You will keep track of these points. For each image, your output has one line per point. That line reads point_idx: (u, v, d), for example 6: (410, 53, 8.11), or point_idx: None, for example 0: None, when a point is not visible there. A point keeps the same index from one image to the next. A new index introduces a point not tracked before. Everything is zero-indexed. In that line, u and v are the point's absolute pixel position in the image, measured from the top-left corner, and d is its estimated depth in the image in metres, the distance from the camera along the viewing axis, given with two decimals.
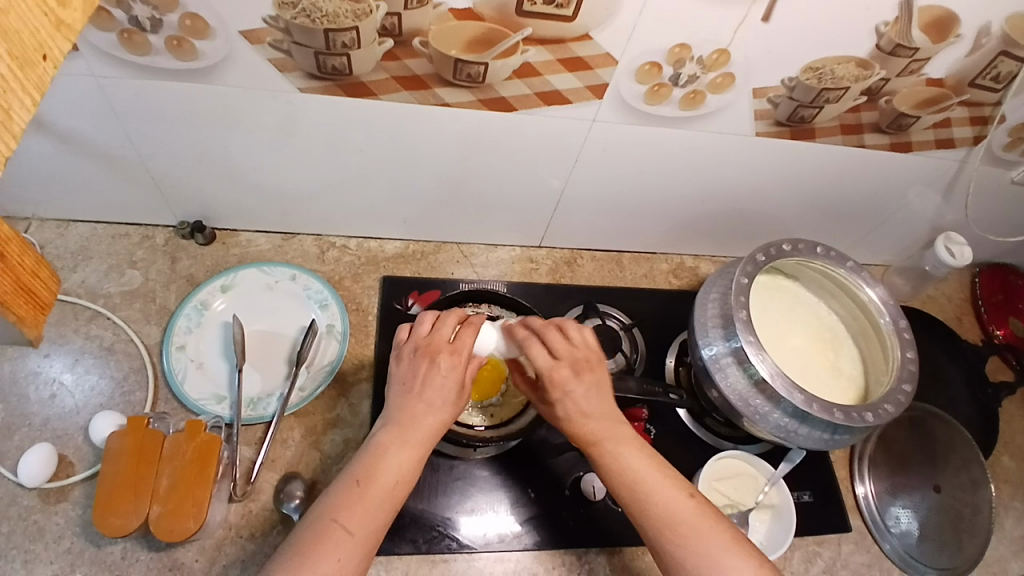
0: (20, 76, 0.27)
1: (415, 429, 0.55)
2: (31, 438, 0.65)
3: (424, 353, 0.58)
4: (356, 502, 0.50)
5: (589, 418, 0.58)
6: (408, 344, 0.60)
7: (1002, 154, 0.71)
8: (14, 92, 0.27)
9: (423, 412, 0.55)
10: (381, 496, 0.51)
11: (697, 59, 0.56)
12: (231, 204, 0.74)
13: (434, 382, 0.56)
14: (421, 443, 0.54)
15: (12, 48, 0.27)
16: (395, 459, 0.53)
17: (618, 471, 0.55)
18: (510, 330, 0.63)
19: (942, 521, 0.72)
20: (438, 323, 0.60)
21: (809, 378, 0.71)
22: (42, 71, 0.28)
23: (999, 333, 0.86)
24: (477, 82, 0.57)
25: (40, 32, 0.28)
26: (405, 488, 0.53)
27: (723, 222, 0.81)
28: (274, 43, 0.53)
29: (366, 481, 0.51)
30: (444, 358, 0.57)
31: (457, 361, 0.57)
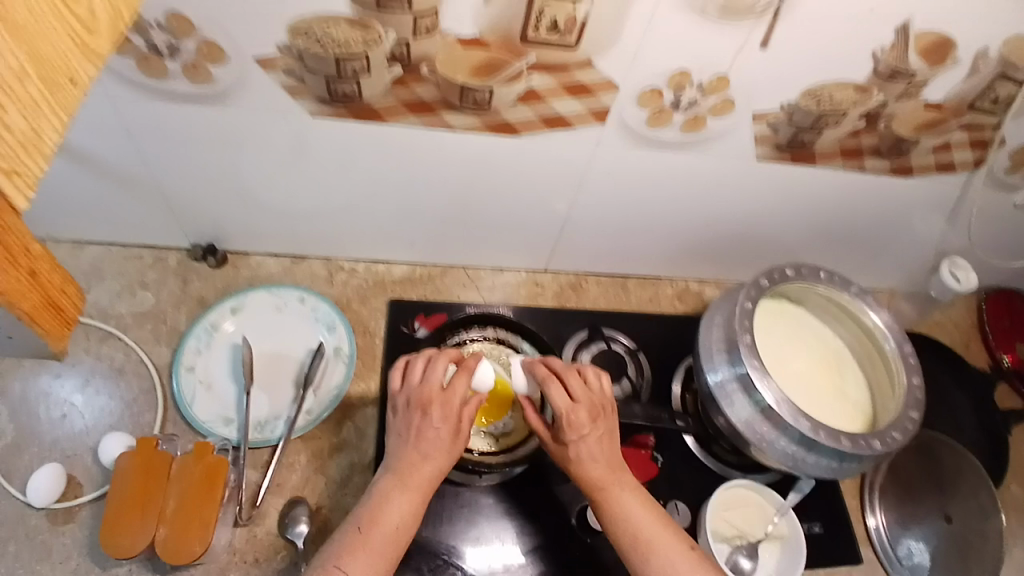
0: (48, 99, 0.28)
1: (415, 475, 0.58)
2: (39, 458, 0.65)
3: (418, 405, 0.60)
4: (359, 549, 0.52)
5: (595, 462, 0.60)
6: (402, 393, 0.62)
7: (1005, 177, 0.72)
8: (43, 114, 0.28)
9: (420, 460, 0.58)
10: (383, 542, 0.53)
11: (698, 84, 0.57)
12: (242, 226, 0.76)
13: (428, 432, 0.59)
14: (419, 489, 0.57)
15: (41, 72, 0.28)
16: (394, 506, 0.55)
17: (619, 517, 0.58)
18: (532, 367, 0.66)
19: (951, 549, 0.70)
20: (429, 367, 0.62)
21: (819, 402, 0.70)
22: (67, 92, 0.29)
23: (1007, 359, 0.85)
24: (483, 107, 0.59)
25: (67, 55, 0.29)
26: (406, 535, 0.55)
27: (728, 245, 0.81)
28: (288, 69, 0.55)
29: (368, 527, 0.54)
30: (436, 409, 0.60)
31: (451, 410, 0.60)
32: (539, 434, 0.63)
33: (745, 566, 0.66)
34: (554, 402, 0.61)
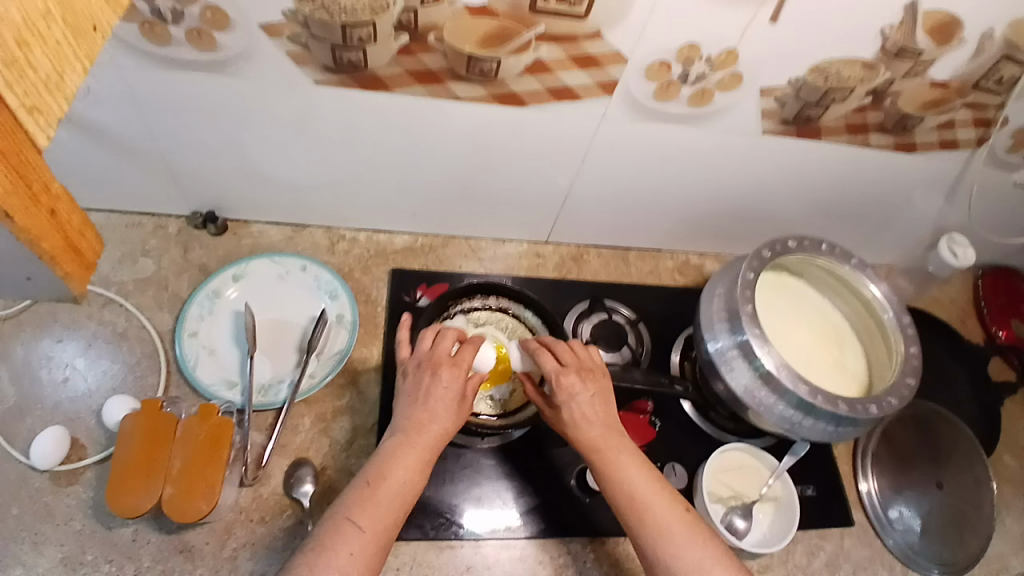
0: (72, 45, 0.25)
1: (423, 433, 0.59)
2: (42, 422, 0.65)
3: (427, 367, 0.62)
4: (366, 500, 0.54)
5: (596, 425, 0.61)
6: (412, 360, 0.64)
7: (1006, 156, 0.72)
8: (66, 60, 0.25)
9: (429, 418, 0.59)
10: (389, 497, 0.55)
11: (707, 58, 0.57)
12: (243, 195, 0.75)
13: (437, 391, 0.60)
14: (426, 448, 0.58)
15: (64, 15, 0.25)
16: (402, 462, 0.57)
17: (618, 477, 0.59)
18: (527, 344, 0.68)
19: (945, 518, 0.73)
20: (438, 339, 0.64)
21: (817, 371, 0.71)
22: (92, 41, 0.27)
23: (1001, 333, 0.86)
24: (489, 78, 0.58)
25: (92, 4, 0.27)
26: (412, 491, 0.56)
27: (729, 220, 0.82)
28: (294, 37, 0.54)
29: (376, 481, 0.55)
30: (445, 373, 0.61)
31: (459, 373, 0.62)
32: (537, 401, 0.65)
33: (741, 526, 0.68)
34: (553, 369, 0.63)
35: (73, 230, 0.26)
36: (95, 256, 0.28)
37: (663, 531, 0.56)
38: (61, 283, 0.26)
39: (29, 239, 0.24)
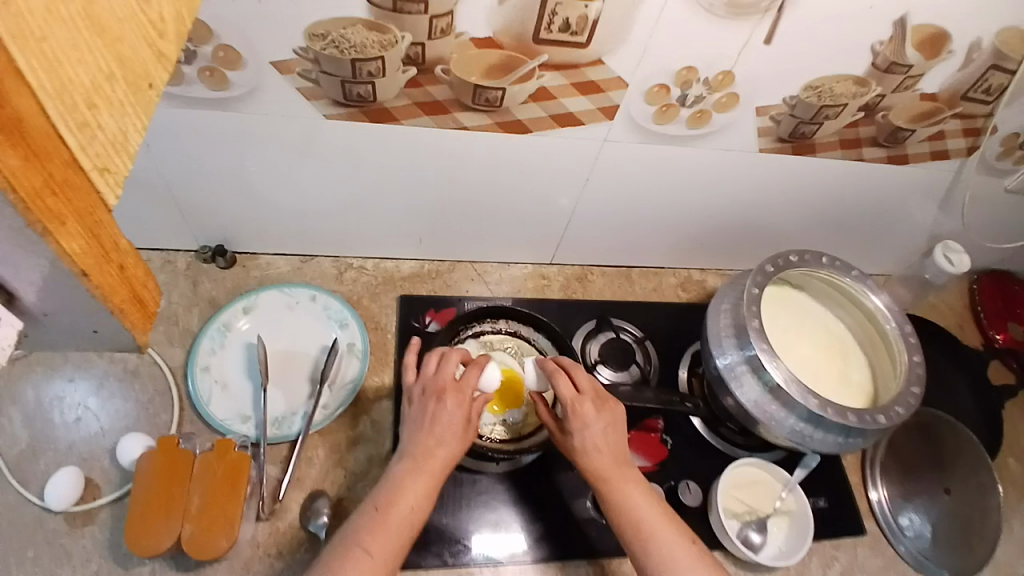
0: (132, 101, 0.23)
1: (433, 461, 0.59)
2: (56, 463, 0.63)
3: (432, 393, 0.62)
4: (377, 527, 0.54)
5: (602, 451, 0.62)
6: (418, 384, 0.64)
7: (996, 163, 0.74)
8: (128, 117, 0.23)
9: (435, 444, 0.60)
10: (397, 527, 0.54)
11: (704, 80, 0.59)
12: (252, 226, 0.76)
13: (441, 418, 0.61)
14: (434, 474, 0.58)
15: (124, 73, 0.22)
16: (409, 492, 0.56)
17: (624, 505, 0.59)
18: (542, 362, 0.68)
19: (953, 523, 0.73)
20: (443, 361, 0.64)
21: (823, 383, 0.72)
22: (147, 99, 0.24)
23: (999, 337, 0.88)
24: (495, 105, 0.60)
25: (145, 60, 0.24)
26: (419, 520, 0.56)
27: (729, 235, 0.83)
28: (304, 73, 0.56)
29: (384, 508, 0.55)
30: (451, 397, 0.62)
31: (463, 398, 0.62)
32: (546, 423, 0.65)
33: (756, 540, 0.68)
34: (562, 392, 0.64)
35: (138, 286, 0.24)
36: (158, 305, 0.26)
37: (666, 559, 0.56)
38: (124, 336, 0.24)
39: (100, 296, 0.22)
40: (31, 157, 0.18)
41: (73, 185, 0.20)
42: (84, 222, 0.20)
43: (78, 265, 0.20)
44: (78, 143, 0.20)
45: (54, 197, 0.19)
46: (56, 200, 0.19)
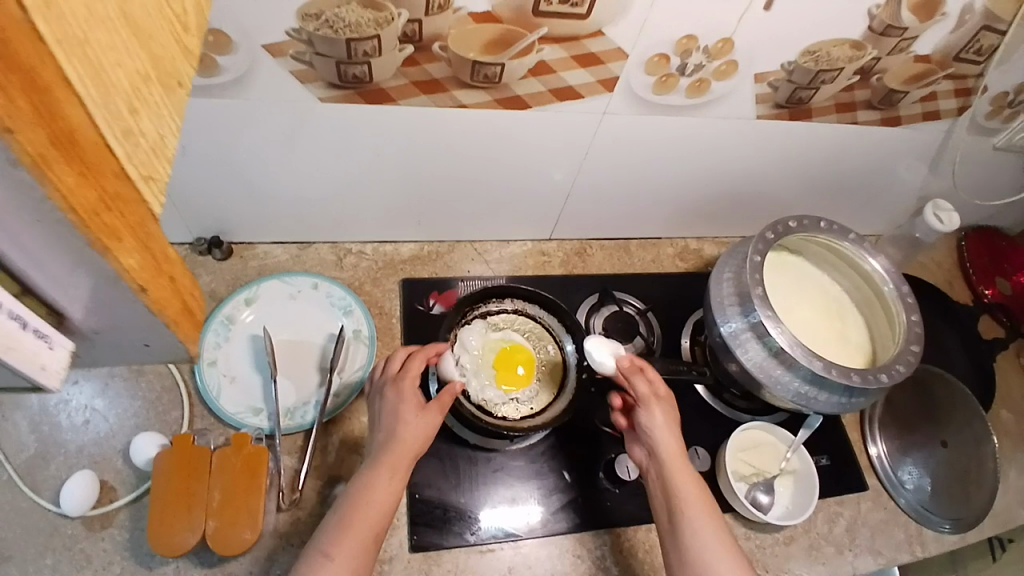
0: (166, 104, 0.23)
1: (393, 453, 0.57)
2: (68, 467, 0.62)
3: (379, 391, 0.63)
4: (343, 527, 0.53)
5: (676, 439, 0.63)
6: (377, 382, 0.64)
7: (985, 122, 0.76)
8: (165, 120, 0.23)
9: (387, 437, 0.59)
10: (360, 524, 0.53)
11: (704, 48, 0.59)
12: (248, 217, 0.74)
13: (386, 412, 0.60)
14: (388, 466, 0.57)
15: (150, 69, 0.22)
16: (371, 488, 0.55)
17: (689, 490, 0.59)
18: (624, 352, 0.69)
19: (950, 472, 0.77)
20: (390, 359, 0.65)
21: (824, 345, 0.74)
22: (175, 96, 0.24)
23: (988, 293, 0.91)
24: (494, 81, 0.59)
25: (172, 54, 0.24)
26: (387, 513, 0.55)
27: (726, 203, 0.84)
28: (297, 54, 0.54)
29: (351, 506, 0.54)
30: (392, 390, 0.61)
31: (401, 388, 0.61)
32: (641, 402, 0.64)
33: (765, 500, 0.70)
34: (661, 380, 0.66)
35: None
36: None
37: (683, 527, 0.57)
38: None
39: (156, 308, 0.23)
40: (87, 177, 0.19)
41: (127, 199, 0.21)
42: (136, 236, 0.22)
43: (136, 278, 0.22)
44: (132, 156, 0.21)
45: (108, 212, 0.20)
46: (113, 217, 0.20)
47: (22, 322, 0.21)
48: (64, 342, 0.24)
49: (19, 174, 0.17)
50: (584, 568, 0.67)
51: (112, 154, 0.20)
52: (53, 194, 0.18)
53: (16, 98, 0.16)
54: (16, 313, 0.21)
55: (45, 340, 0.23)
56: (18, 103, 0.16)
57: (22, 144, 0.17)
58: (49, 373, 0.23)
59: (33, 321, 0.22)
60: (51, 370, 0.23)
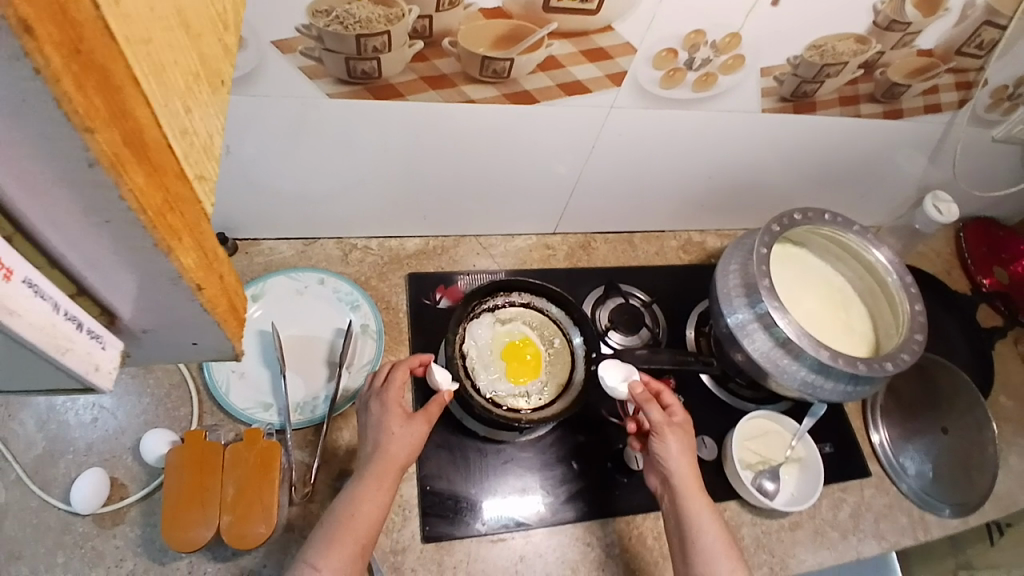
0: (213, 102, 0.25)
1: (381, 463, 0.58)
2: (77, 465, 0.62)
3: (365, 401, 0.63)
4: (332, 539, 0.54)
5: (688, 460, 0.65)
6: (364, 394, 0.64)
7: (985, 115, 0.77)
8: (212, 118, 0.25)
9: (372, 450, 0.59)
10: (349, 535, 0.54)
11: (711, 42, 0.59)
12: (253, 215, 0.73)
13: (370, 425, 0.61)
14: (374, 477, 0.57)
15: (203, 71, 0.24)
16: (358, 499, 0.56)
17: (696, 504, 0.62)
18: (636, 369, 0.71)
19: (952, 459, 0.78)
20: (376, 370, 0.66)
21: (828, 335, 0.75)
22: (221, 97, 0.26)
23: (986, 282, 0.92)
24: (502, 77, 0.59)
25: (218, 58, 0.26)
26: (374, 523, 0.56)
27: (729, 196, 0.84)
28: (306, 51, 0.54)
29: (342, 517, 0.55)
30: (375, 403, 0.62)
31: (385, 399, 0.62)
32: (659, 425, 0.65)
33: (770, 487, 0.72)
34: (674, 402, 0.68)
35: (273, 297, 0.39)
36: None
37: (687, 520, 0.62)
38: None
39: (206, 306, 0.25)
40: (153, 173, 0.20)
41: (184, 198, 0.23)
42: (193, 238, 0.23)
43: (193, 276, 0.24)
44: (186, 154, 0.23)
45: (171, 213, 0.22)
46: (175, 219, 0.22)
47: (76, 322, 0.23)
48: (114, 342, 0.25)
49: (97, 172, 0.18)
50: (593, 556, 0.68)
51: (172, 151, 0.22)
52: (127, 192, 0.19)
53: (93, 96, 0.17)
54: (72, 315, 0.22)
55: (96, 340, 0.24)
56: (96, 102, 0.17)
57: (102, 143, 0.18)
58: (101, 374, 0.24)
59: (85, 323, 0.23)
60: (102, 370, 0.25)
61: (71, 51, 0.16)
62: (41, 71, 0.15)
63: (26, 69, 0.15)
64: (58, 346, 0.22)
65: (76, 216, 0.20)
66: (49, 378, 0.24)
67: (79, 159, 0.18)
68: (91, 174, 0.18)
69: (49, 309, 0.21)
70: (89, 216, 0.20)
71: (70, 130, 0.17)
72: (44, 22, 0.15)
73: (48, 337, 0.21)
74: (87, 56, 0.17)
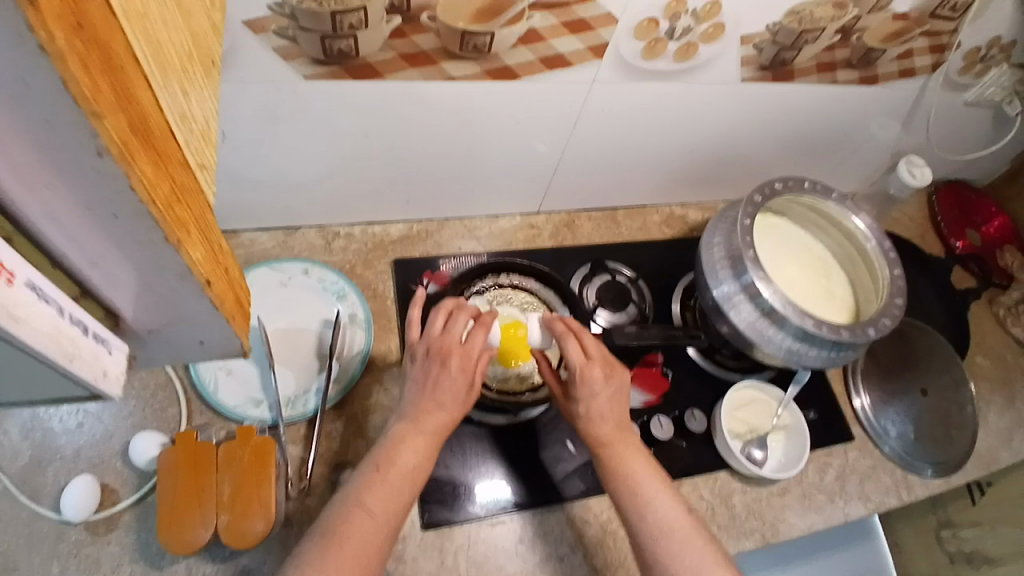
0: (206, 81, 0.26)
1: (432, 419, 0.58)
2: (66, 472, 0.60)
3: (437, 355, 0.60)
4: (377, 485, 0.53)
5: (605, 419, 0.62)
6: (422, 343, 0.62)
7: (958, 79, 0.79)
8: (205, 100, 0.26)
9: (435, 408, 0.59)
10: (399, 484, 0.54)
11: (693, 11, 0.59)
12: (232, 205, 0.71)
13: (446, 383, 0.59)
14: (429, 434, 0.58)
15: (196, 51, 0.25)
16: (407, 450, 0.56)
17: (619, 470, 0.60)
18: (550, 322, 0.67)
19: (932, 418, 0.81)
20: (450, 321, 0.63)
21: (810, 301, 0.76)
22: (211, 75, 0.27)
23: (959, 244, 0.95)
24: (483, 52, 0.58)
25: (206, 38, 0.27)
26: (420, 477, 0.56)
27: (710, 168, 0.85)
28: (280, 30, 0.51)
29: (385, 468, 0.54)
30: (456, 360, 0.60)
31: (467, 362, 0.61)
32: (552, 386, 0.66)
33: (759, 456, 0.73)
34: (569, 358, 0.63)
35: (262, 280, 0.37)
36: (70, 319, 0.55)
37: (650, 511, 0.57)
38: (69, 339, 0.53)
39: (217, 301, 0.26)
40: (159, 161, 0.21)
41: (188, 186, 0.24)
42: (198, 228, 0.24)
43: (202, 270, 0.24)
44: (186, 140, 0.24)
45: (179, 204, 0.22)
46: (181, 209, 0.23)
47: (80, 326, 0.23)
48: (119, 345, 0.26)
49: (109, 161, 0.18)
50: (593, 532, 0.69)
51: (172, 136, 0.22)
52: (136, 183, 0.19)
53: (98, 78, 0.17)
54: (75, 317, 0.23)
55: (101, 343, 0.24)
56: (102, 85, 0.17)
57: (109, 128, 0.18)
58: (109, 380, 0.25)
59: (90, 327, 0.24)
60: (109, 375, 0.25)
61: (72, 26, 0.16)
62: (47, 49, 0.15)
63: (33, 45, 0.15)
64: (67, 349, 0.22)
65: (83, 213, 0.20)
66: (56, 390, 0.24)
67: (88, 148, 0.18)
68: (100, 162, 0.18)
69: (54, 312, 0.21)
70: (95, 211, 0.20)
71: (78, 114, 0.17)
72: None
73: (57, 340, 0.21)
74: (89, 30, 0.17)
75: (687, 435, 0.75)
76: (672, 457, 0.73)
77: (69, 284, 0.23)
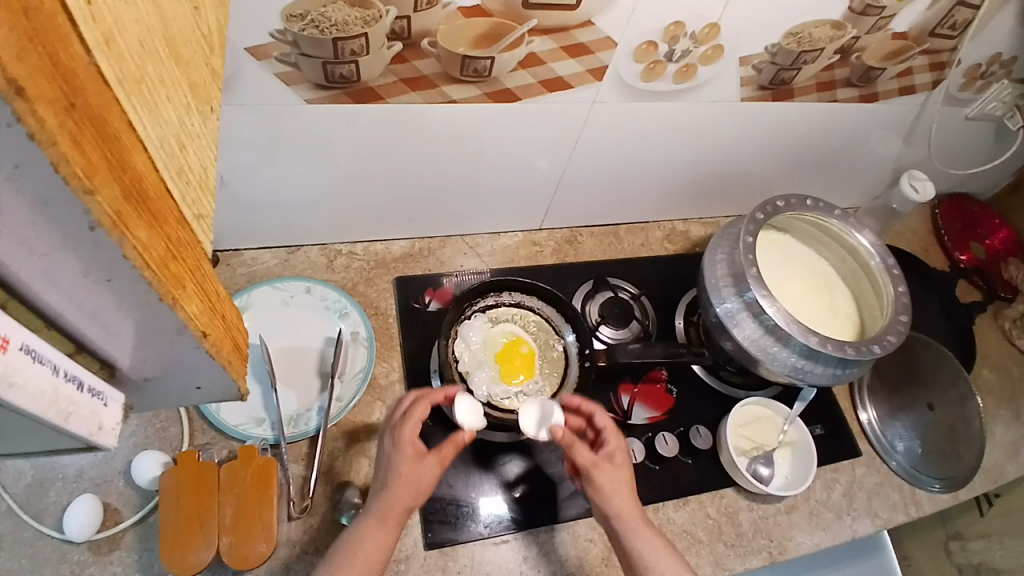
0: (204, 130, 0.27)
1: (385, 502, 0.56)
2: (68, 493, 0.61)
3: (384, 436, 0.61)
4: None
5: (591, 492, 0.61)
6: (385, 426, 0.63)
7: (958, 94, 0.79)
8: (204, 150, 0.27)
9: (381, 488, 0.57)
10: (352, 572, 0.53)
11: (691, 34, 0.60)
12: (232, 226, 0.71)
13: (386, 463, 0.59)
14: (382, 517, 0.56)
15: (194, 100, 0.26)
16: (362, 536, 0.55)
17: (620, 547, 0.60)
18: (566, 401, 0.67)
19: (940, 433, 0.80)
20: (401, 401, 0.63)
21: (814, 317, 0.76)
22: (211, 120, 0.28)
23: (963, 258, 0.95)
24: (484, 76, 0.59)
25: (205, 83, 0.27)
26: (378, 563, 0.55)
27: (712, 184, 0.85)
28: (282, 57, 0.52)
29: (342, 556, 0.54)
30: (393, 438, 0.60)
31: (404, 437, 0.59)
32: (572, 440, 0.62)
33: (766, 473, 0.73)
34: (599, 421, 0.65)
35: None
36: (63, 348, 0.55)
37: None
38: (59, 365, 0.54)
39: (213, 351, 0.26)
40: (156, 224, 0.21)
41: (184, 241, 0.24)
42: (193, 280, 0.24)
43: (197, 323, 0.25)
44: (183, 194, 0.24)
45: (176, 261, 0.23)
46: (177, 266, 0.23)
47: (76, 382, 0.23)
48: (115, 397, 0.26)
49: (101, 235, 0.19)
50: (597, 551, 0.69)
51: (168, 194, 0.23)
52: (129, 251, 0.20)
53: (90, 153, 0.17)
54: (71, 375, 0.23)
55: (98, 398, 0.24)
56: (94, 160, 0.18)
57: (102, 203, 0.18)
58: (105, 433, 0.25)
59: (86, 381, 0.24)
60: (106, 428, 0.25)
61: (64, 107, 0.16)
62: (34, 134, 0.16)
63: (19, 133, 0.15)
64: (62, 409, 0.22)
65: (78, 277, 0.20)
66: (54, 439, 0.25)
67: (82, 223, 0.18)
68: (93, 235, 0.19)
69: (49, 372, 0.21)
70: (91, 275, 0.20)
71: (70, 192, 0.17)
72: (36, 79, 0.15)
73: (53, 401, 0.22)
74: (82, 110, 0.17)
75: (694, 452, 0.74)
76: (674, 477, 0.73)
77: (63, 341, 0.23)
